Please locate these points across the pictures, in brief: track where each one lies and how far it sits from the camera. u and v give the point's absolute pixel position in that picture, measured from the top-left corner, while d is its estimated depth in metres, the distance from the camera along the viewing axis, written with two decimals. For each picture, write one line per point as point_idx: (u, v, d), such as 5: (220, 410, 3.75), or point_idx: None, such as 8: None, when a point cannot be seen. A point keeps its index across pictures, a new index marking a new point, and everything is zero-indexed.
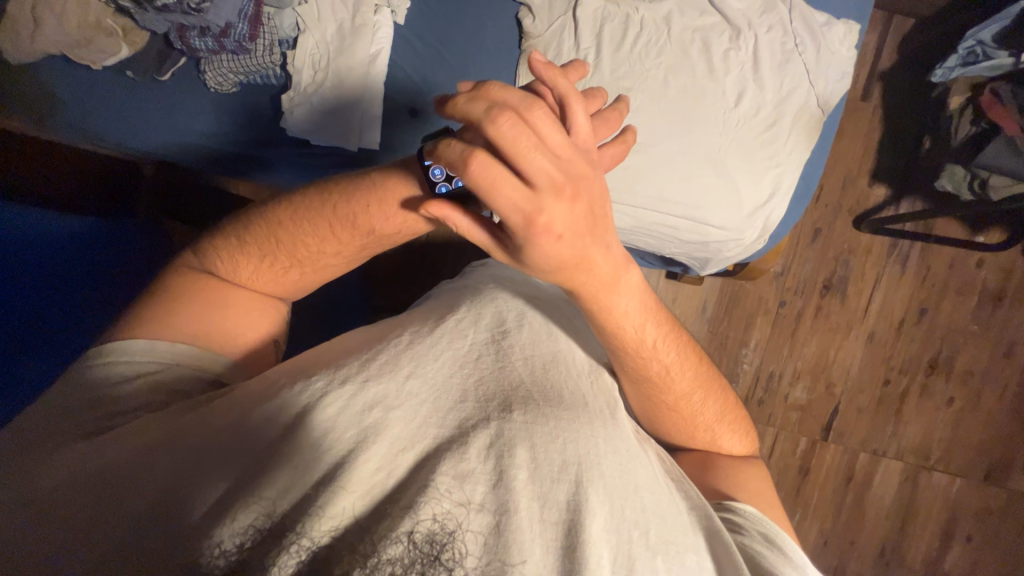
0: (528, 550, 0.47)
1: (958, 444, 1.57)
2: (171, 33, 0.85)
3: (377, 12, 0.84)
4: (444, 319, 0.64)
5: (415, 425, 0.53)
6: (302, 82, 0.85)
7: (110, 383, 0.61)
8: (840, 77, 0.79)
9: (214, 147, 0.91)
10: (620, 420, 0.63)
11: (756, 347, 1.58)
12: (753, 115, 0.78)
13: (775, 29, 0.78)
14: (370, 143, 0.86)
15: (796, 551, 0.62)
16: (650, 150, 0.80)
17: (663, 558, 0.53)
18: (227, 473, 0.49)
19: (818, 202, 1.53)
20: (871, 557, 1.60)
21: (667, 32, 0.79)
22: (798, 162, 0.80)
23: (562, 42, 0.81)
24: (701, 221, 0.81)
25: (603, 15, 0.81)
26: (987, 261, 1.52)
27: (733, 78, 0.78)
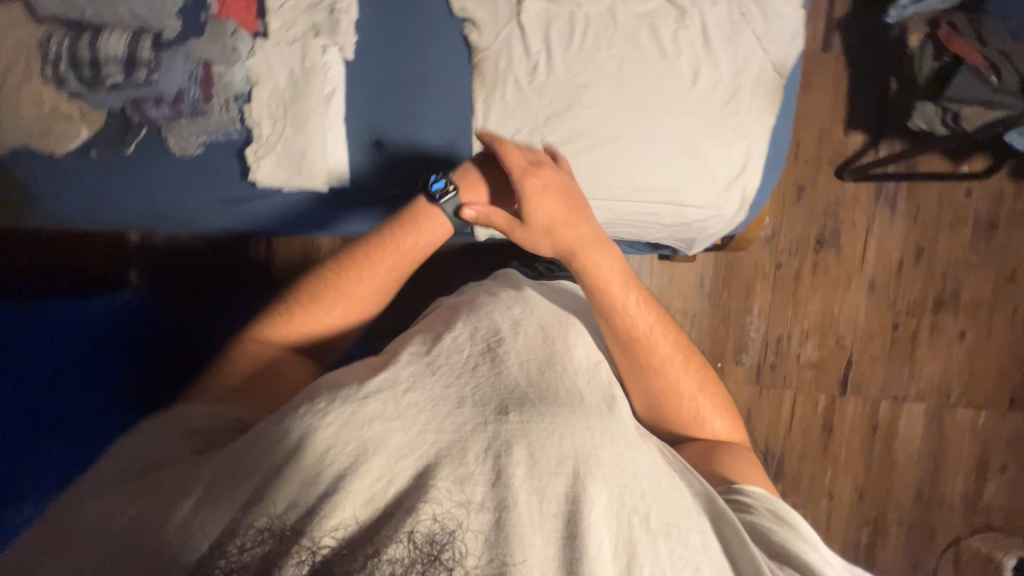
0: (527, 543, 0.48)
1: (978, 376, 1.56)
2: (126, 108, 0.84)
3: (326, 51, 0.79)
4: (442, 336, 0.65)
5: (414, 433, 0.53)
6: (262, 133, 0.79)
7: (176, 428, 0.60)
8: (793, 37, 0.79)
9: (194, 210, 0.91)
10: (619, 413, 0.62)
11: (759, 313, 1.57)
12: (713, 91, 0.78)
13: (719, 2, 0.78)
14: (340, 182, 0.83)
15: (807, 530, 0.62)
16: (617, 143, 0.79)
17: (664, 537, 0.53)
18: (247, 482, 0.49)
19: (797, 159, 1.53)
20: (908, 503, 1.60)
21: (614, 25, 0.79)
22: (765, 129, 0.79)
23: (511, 50, 0.80)
24: (680, 203, 0.81)
25: (547, 18, 0.80)
26: (975, 190, 1.51)
27: (687, 58, 0.78)
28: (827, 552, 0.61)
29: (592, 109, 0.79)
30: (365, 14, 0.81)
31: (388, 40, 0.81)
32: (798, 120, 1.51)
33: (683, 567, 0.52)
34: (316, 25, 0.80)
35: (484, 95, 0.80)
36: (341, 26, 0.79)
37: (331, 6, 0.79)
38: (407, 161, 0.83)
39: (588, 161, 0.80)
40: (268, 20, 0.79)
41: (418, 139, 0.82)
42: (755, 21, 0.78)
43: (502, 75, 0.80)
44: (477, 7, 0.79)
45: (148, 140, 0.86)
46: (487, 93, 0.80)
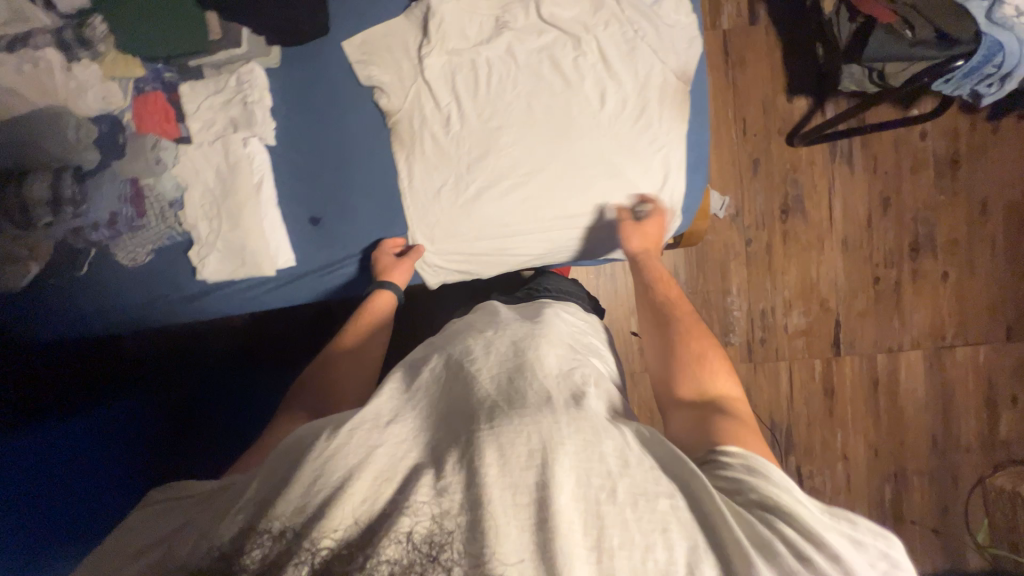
0: (500, 535, 0.49)
1: (970, 313, 1.55)
2: (68, 236, 0.80)
3: (246, 143, 0.82)
4: (418, 373, 0.68)
5: (398, 447, 0.56)
6: (201, 233, 0.82)
7: (202, 494, 0.62)
8: (690, 42, 0.81)
9: (155, 316, 0.88)
10: (586, 407, 0.60)
11: (739, 291, 1.56)
12: (622, 109, 0.81)
13: (611, 24, 0.80)
14: (288, 263, 0.85)
15: (784, 476, 0.57)
16: (542, 176, 0.82)
17: (631, 508, 0.51)
18: (243, 500, 0.54)
19: (747, 134, 1.52)
20: (926, 451, 1.57)
21: (517, 63, 0.81)
22: (680, 137, 0.82)
23: (423, 107, 0.82)
24: (613, 220, 0.85)
25: (451, 70, 0.82)
26: (929, 130, 1.50)
27: (591, 83, 0.80)
28: (810, 497, 0.55)
29: (511, 149, 0.82)
30: (279, 101, 0.84)
31: (309, 120, 0.85)
32: (741, 96, 1.51)
33: (651, 532, 0.50)
34: (234, 119, 0.82)
35: (404, 156, 0.83)
36: (256, 116, 0.82)
37: (244, 100, 0.82)
38: (348, 231, 0.87)
39: (517, 200, 0.83)
40: (188, 123, 0.81)
41: (353, 207, 0.86)
42: (649, 34, 0.80)
43: (419, 133, 0.83)
44: (383, 74, 0.82)
45: (94, 265, 0.83)
46: (407, 153, 0.83)
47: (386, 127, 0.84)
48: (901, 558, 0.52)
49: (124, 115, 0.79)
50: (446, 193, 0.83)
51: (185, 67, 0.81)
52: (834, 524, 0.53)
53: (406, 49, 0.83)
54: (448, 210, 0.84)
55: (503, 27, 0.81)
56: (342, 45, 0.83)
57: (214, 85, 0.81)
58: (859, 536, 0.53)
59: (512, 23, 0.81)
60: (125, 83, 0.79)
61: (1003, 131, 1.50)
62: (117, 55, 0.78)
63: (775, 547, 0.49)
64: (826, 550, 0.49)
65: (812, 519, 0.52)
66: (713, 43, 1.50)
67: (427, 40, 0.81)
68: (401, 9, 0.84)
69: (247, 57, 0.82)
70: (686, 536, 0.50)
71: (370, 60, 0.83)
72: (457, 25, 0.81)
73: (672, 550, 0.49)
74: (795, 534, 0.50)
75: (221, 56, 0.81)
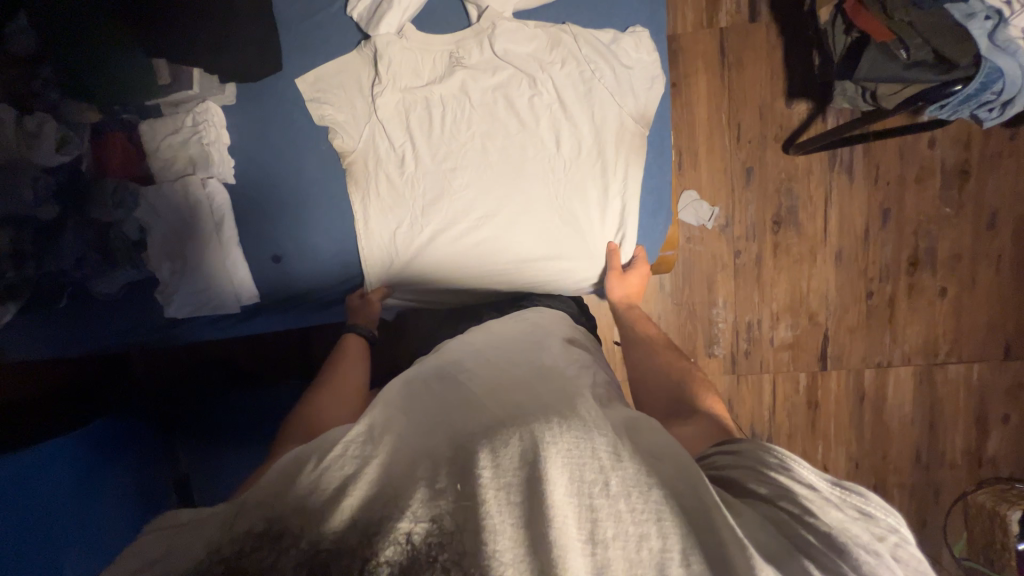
0: (498, 530, 0.47)
1: (966, 331, 1.49)
2: (41, 281, 0.83)
3: (204, 185, 0.83)
4: (412, 389, 0.69)
5: (393, 451, 0.55)
6: (164, 275, 0.85)
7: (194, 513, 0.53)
8: (650, 84, 0.91)
9: (134, 340, 0.92)
10: (577, 413, 0.58)
11: (726, 304, 1.54)
12: (577, 153, 0.92)
13: (568, 63, 0.89)
14: (252, 299, 0.89)
15: (785, 456, 0.54)
16: (499, 217, 0.92)
17: (625, 499, 0.49)
18: (259, 505, 0.51)
19: (741, 141, 1.45)
20: (908, 466, 1.56)
21: (470, 102, 0.89)
22: (628, 176, 0.93)
23: (378, 144, 0.88)
24: (563, 259, 0.95)
25: (405, 108, 0.88)
26: (939, 137, 1.41)
27: (547, 122, 0.90)
28: (815, 474, 0.52)
29: (467, 191, 0.91)
30: (237, 139, 0.85)
31: (267, 158, 0.86)
32: (736, 100, 1.43)
33: (645, 522, 0.47)
34: (193, 158, 0.82)
35: (360, 196, 0.88)
36: (213, 157, 0.82)
37: (200, 139, 0.82)
38: (309, 268, 0.90)
39: (473, 241, 0.92)
40: (149, 162, 0.83)
41: (313, 245, 0.89)
42: (605, 75, 0.89)
43: (373, 174, 0.89)
44: (336, 113, 0.86)
45: (72, 302, 0.87)
46: (363, 194, 0.88)
47: (339, 168, 0.88)
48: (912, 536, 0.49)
49: (85, 160, 0.80)
50: (401, 235, 0.91)
51: (144, 108, 0.82)
52: (841, 500, 0.50)
53: (361, 87, 0.86)
54: (404, 250, 0.91)
55: (456, 64, 0.88)
56: (295, 81, 0.84)
57: (172, 124, 0.82)
58: (869, 510, 0.49)
59: (466, 60, 0.88)
60: (82, 128, 0.80)
61: (1020, 138, 1.39)
62: (73, 102, 0.80)
63: (770, 531, 0.47)
64: (823, 530, 0.46)
65: (813, 499, 0.49)
66: (709, 43, 1.41)
67: (378, 78, 0.86)
68: (355, 43, 0.86)
69: (201, 96, 0.82)
70: (678, 527, 0.47)
71: (323, 97, 0.85)
72: (409, 62, 0.87)
73: (666, 538, 0.46)
74: (790, 516, 0.48)
75: (174, 96, 0.81)
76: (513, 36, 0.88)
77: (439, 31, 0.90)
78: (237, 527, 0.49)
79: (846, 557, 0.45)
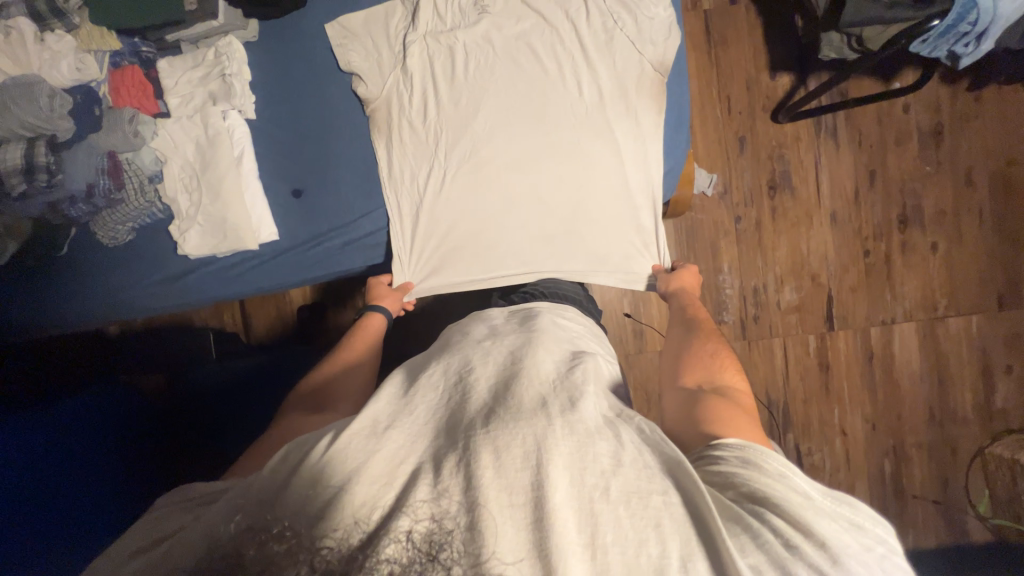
0: (498, 533, 0.47)
1: (960, 284, 1.55)
2: (47, 214, 0.79)
3: (225, 116, 0.83)
4: (418, 377, 0.67)
5: (394, 456, 0.54)
6: (182, 208, 0.82)
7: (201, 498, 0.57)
8: (667, 34, 0.91)
9: (142, 296, 0.86)
10: (578, 411, 0.58)
11: (731, 270, 1.56)
12: (599, 100, 0.93)
13: (593, 13, 0.93)
14: (271, 235, 0.85)
15: (781, 463, 0.55)
16: (517, 170, 0.92)
17: (625, 505, 0.50)
18: (262, 488, 0.53)
19: (732, 111, 1.53)
20: (924, 424, 1.56)
21: (493, 48, 0.91)
22: (653, 114, 0.93)
23: (400, 90, 0.89)
24: (587, 211, 0.94)
25: (428, 55, 0.90)
26: (912, 103, 1.51)
27: (568, 72, 0.93)
28: (808, 482, 0.54)
29: (487, 137, 0.91)
30: (258, 76, 0.86)
31: (289, 95, 0.86)
32: (724, 75, 1.52)
33: (644, 528, 0.49)
34: (212, 93, 0.82)
35: (383, 139, 0.88)
36: (235, 88, 0.82)
37: (222, 72, 0.82)
38: (330, 204, 0.87)
39: (494, 188, 0.92)
40: (167, 98, 0.82)
41: (335, 181, 0.87)
42: (627, 25, 0.92)
43: (395, 120, 0.89)
44: (361, 61, 0.87)
45: (75, 246, 0.83)
46: (386, 139, 0.88)
47: (357, 108, 0.88)
48: (896, 544, 0.52)
49: (101, 88, 0.80)
50: (424, 183, 0.90)
51: (164, 44, 0.83)
52: (832, 510, 0.52)
53: (389, 39, 0.89)
54: (427, 198, 0.90)
55: (482, 12, 0.91)
56: (324, 26, 0.87)
57: (192, 60, 0.82)
58: (858, 520, 0.52)
59: (491, 8, 0.91)
60: (100, 55, 0.79)
61: (984, 100, 1.51)
62: (92, 27, 0.78)
63: (763, 539, 0.48)
64: (818, 539, 0.48)
65: (808, 507, 0.51)
66: (695, 24, 1.52)
67: (415, 18, 0.89)
68: None
69: (224, 30, 0.82)
70: (678, 531, 0.49)
71: (348, 43, 0.87)
72: (433, 9, 0.90)
73: (666, 545, 0.48)
74: (785, 525, 0.49)
75: (198, 28, 0.80)
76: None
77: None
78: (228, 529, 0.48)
79: (836, 562, 0.47)
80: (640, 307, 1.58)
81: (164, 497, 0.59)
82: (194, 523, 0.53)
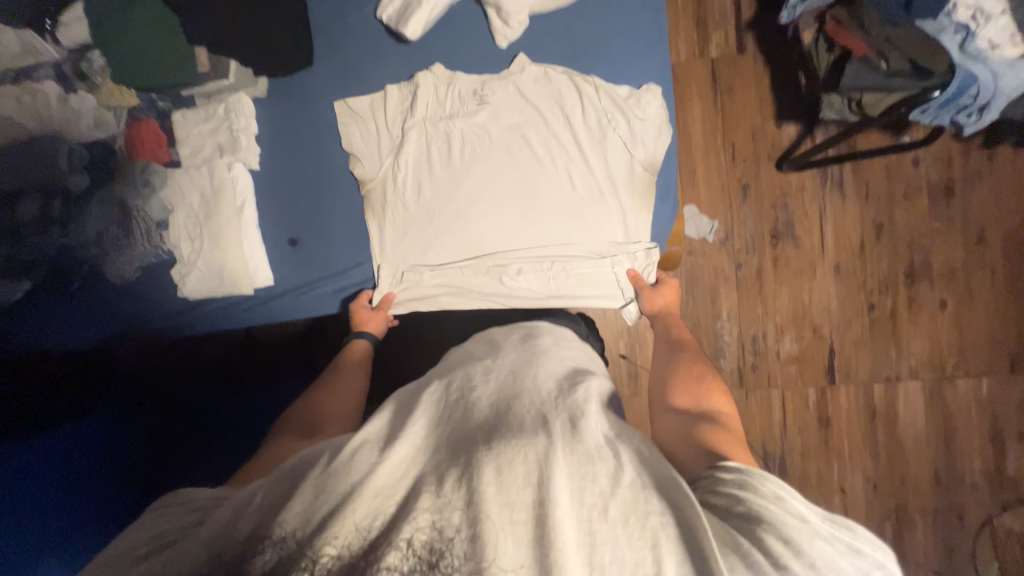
0: (500, 549, 0.45)
1: (970, 344, 1.50)
2: (59, 254, 0.91)
3: (230, 168, 0.94)
4: (418, 392, 0.64)
5: (394, 469, 0.51)
6: (184, 254, 0.93)
7: (188, 506, 0.54)
8: (658, 134, 0.99)
9: (146, 332, 0.96)
10: (581, 435, 0.52)
11: (729, 317, 1.54)
12: (590, 193, 1.00)
13: (589, 113, 1.00)
14: (266, 282, 0.96)
15: (779, 486, 0.50)
16: (507, 250, 1.00)
17: (623, 524, 0.46)
18: (262, 492, 0.51)
19: (735, 159, 1.53)
20: (928, 487, 1.50)
21: (489, 136, 1.00)
22: (637, 212, 1.01)
23: (394, 172, 0.99)
24: (577, 294, 1.00)
25: (427, 142, 1.00)
26: (922, 157, 1.50)
27: (563, 166, 1.00)
28: (805, 504, 0.49)
29: (480, 217, 0.99)
30: (264, 128, 0.98)
31: (294, 148, 0.98)
32: (729, 123, 1.53)
33: (641, 548, 0.45)
34: (221, 145, 0.94)
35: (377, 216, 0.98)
36: (241, 142, 0.94)
37: (230, 127, 0.94)
38: (322, 250, 0.98)
39: (490, 256, 1.00)
40: (178, 149, 0.94)
41: (325, 232, 0.98)
42: (620, 127, 0.99)
43: (391, 200, 0.99)
44: (361, 143, 0.98)
45: (84, 285, 0.93)
46: (379, 220, 0.98)
47: (345, 166, 0.99)
48: (896, 571, 0.47)
49: (118, 140, 0.92)
50: (420, 258, 0.99)
51: (179, 98, 0.95)
52: (829, 533, 0.47)
53: (388, 127, 0.99)
54: (419, 263, 0.99)
55: (481, 102, 0.99)
56: (327, 91, 0.99)
57: (204, 114, 0.94)
58: (859, 546, 0.47)
59: (490, 98, 0.99)
60: (119, 112, 0.92)
61: (998, 158, 1.49)
62: (113, 86, 0.90)
63: (752, 556, 0.44)
64: (806, 559, 0.44)
65: (802, 531, 0.46)
66: (702, 71, 1.53)
67: (412, 105, 0.99)
68: (405, 58, 1.00)
69: (235, 87, 0.95)
70: (676, 552, 0.45)
71: (353, 125, 0.98)
72: (433, 97, 0.99)
73: (662, 564, 0.44)
74: (777, 542, 0.45)
75: (210, 85, 0.93)
76: (537, 85, 1.00)
77: (467, 68, 1.01)
78: (243, 530, 0.48)
79: None
80: (636, 348, 1.57)
81: (164, 499, 0.56)
82: (196, 530, 0.50)
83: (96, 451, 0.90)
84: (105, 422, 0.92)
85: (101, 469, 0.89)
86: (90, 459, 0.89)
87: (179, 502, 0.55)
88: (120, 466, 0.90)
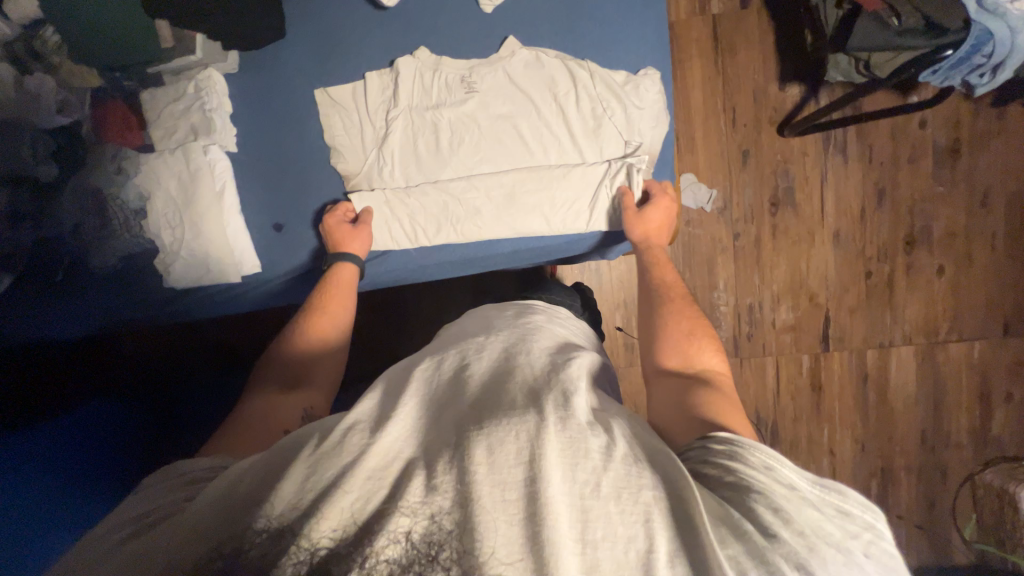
0: (493, 530, 0.45)
1: (965, 309, 1.51)
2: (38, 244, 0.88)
3: (206, 151, 0.89)
4: (410, 372, 0.64)
5: (384, 452, 0.51)
6: (165, 243, 0.90)
7: (179, 479, 0.55)
8: (655, 123, 0.96)
9: (133, 320, 0.97)
10: (573, 413, 0.53)
11: (726, 287, 1.53)
12: (583, 183, 0.96)
13: (584, 99, 0.95)
14: (253, 269, 0.94)
15: (767, 455, 0.51)
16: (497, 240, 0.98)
17: (615, 500, 0.47)
18: (254, 469, 0.52)
19: (736, 124, 1.47)
20: (914, 447, 1.55)
21: (477, 124, 0.95)
22: None
23: (379, 166, 0.96)
24: None
25: (413, 130, 0.96)
26: (929, 118, 1.44)
27: (555, 155, 0.97)
28: (795, 470, 0.49)
29: (468, 202, 0.96)
30: (238, 108, 0.94)
31: (272, 130, 0.94)
32: (729, 85, 1.46)
33: (634, 524, 0.45)
34: (194, 126, 0.89)
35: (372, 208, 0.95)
36: (215, 123, 0.89)
37: (202, 106, 0.89)
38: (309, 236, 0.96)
39: (478, 245, 0.98)
40: (151, 130, 0.90)
41: (313, 212, 0.96)
42: (616, 114, 0.95)
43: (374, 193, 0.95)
44: (343, 134, 0.94)
45: (68, 276, 0.93)
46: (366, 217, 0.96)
47: (325, 141, 0.95)
48: (886, 531, 0.47)
49: (84, 125, 0.87)
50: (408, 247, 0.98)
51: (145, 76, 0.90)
52: (818, 499, 0.47)
53: (371, 117, 0.94)
54: (407, 252, 0.98)
55: (469, 89, 0.94)
56: (303, 65, 0.94)
57: (173, 91, 0.89)
58: (847, 508, 0.47)
59: (478, 85, 0.94)
60: (82, 93, 0.87)
61: (1009, 116, 1.44)
62: (74, 65, 0.86)
63: (741, 526, 0.44)
64: (794, 526, 0.44)
65: (791, 498, 0.47)
66: (702, 29, 1.44)
67: (395, 93, 0.94)
68: (384, 27, 0.94)
69: (204, 62, 0.90)
70: (667, 526, 0.45)
71: (335, 114, 0.94)
72: (418, 83, 0.94)
73: (654, 540, 0.44)
74: (764, 510, 0.46)
75: (176, 63, 0.88)
76: (528, 70, 0.95)
77: (454, 50, 0.95)
78: (241, 513, 0.48)
79: (813, 550, 0.43)
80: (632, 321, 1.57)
81: (158, 472, 0.57)
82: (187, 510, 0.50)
83: (102, 430, 0.89)
84: (112, 405, 0.93)
85: (104, 447, 0.87)
86: (95, 438, 0.87)
87: (175, 475, 0.56)
88: (122, 446, 0.88)
